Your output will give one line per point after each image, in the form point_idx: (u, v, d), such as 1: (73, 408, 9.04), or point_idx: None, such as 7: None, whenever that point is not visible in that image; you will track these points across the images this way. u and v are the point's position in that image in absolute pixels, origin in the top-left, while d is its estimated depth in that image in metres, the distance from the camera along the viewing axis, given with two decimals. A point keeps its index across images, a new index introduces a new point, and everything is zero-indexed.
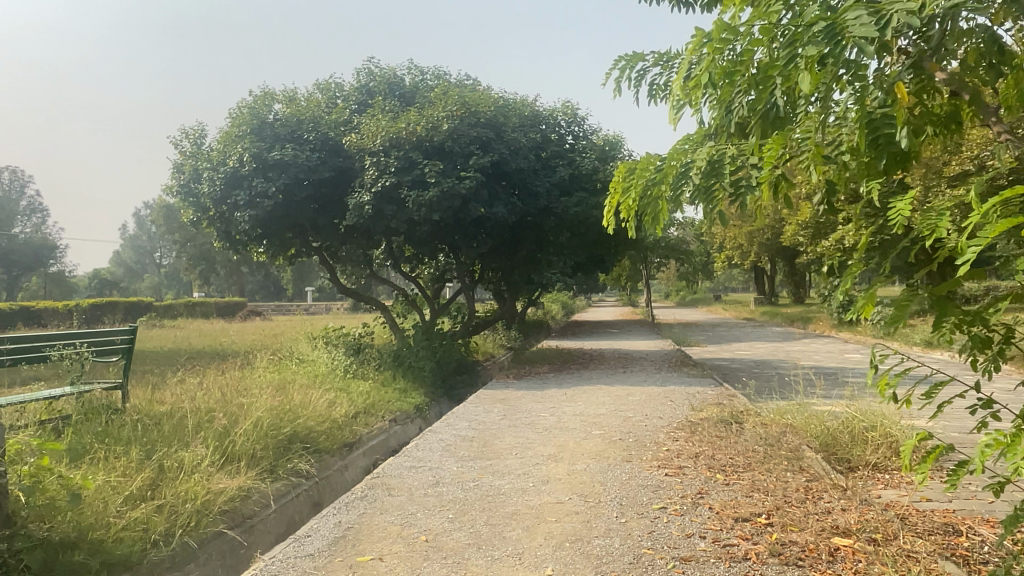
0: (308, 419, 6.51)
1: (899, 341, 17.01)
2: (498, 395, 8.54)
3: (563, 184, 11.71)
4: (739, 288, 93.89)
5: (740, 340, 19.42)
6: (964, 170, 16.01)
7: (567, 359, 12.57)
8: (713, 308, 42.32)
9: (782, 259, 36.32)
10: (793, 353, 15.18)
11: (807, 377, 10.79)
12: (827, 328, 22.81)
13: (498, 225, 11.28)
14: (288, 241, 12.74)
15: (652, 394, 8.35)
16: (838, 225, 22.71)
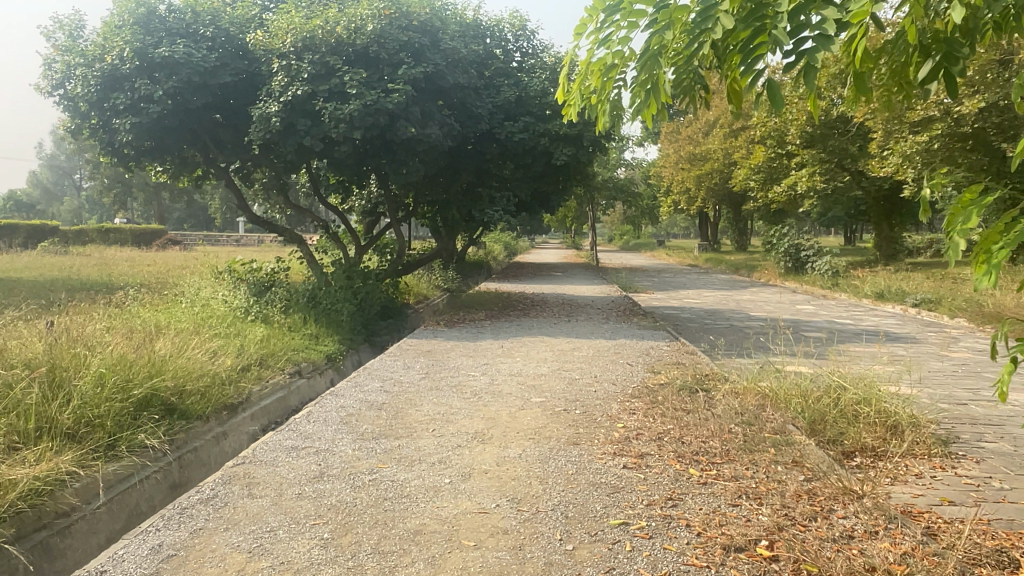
0: (176, 376, 5.22)
1: (848, 293, 16.45)
2: (423, 346, 7.36)
3: (508, 106, 10.35)
4: (680, 235, 94.54)
5: (686, 288, 18.64)
6: (929, 115, 15.27)
7: (505, 304, 11.41)
8: (656, 253, 41.77)
9: (728, 205, 35.81)
10: (743, 303, 14.42)
11: (765, 332, 9.92)
12: (772, 276, 22.30)
13: (432, 150, 9.89)
14: (190, 159, 11.13)
15: (600, 349, 7.27)
16: (791, 170, 22.01)
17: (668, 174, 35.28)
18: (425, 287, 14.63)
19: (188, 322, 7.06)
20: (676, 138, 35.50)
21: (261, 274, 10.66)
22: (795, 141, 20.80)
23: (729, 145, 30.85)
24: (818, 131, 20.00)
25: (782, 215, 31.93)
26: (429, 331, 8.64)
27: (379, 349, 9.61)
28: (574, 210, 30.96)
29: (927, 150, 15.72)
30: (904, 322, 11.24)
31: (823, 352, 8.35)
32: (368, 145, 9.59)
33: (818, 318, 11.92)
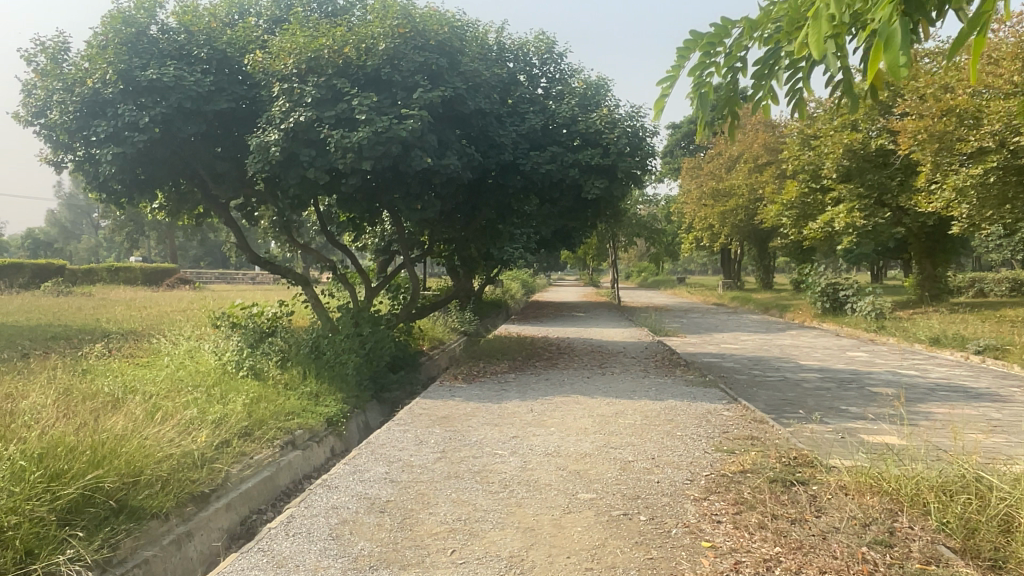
0: (131, 463, 4.20)
1: (898, 337, 15.18)
2: (439, 411, 6.26)
3: (534, 135, 9.36)
4: (698, 273, 93.21)
5: (719, 330, 17.44)
6: (982, 146, 14.14)
7: (528, 352, 10.27)
8: (678, 291, 40.51)
9: (753, 242, 34.62)
10: (786, 350, 13.20)
11: (826, 388, 8.73)
12: (807, 317, 21.05)
13: (451, 183, 8.90)
14: (187, 194, 10.23)
15: (648, 415, 6.12)
16: (826, 205, 20.92)
17: (690, 211, 34.24)
18: (441, 332, 13.57)
19: (165, 386, 6.06)
20: (698, 174, 34.58)
21: (261, 320, 9.68)
22: (830, 175, 19.76)
23: (754, 181, 29.83)
24: (854, 165, 19.16)
25: (811, 253, 30.69)
26: (445, 388, 7.52)
27: (389, 406, 8.52)
28: (594, 248, 29.95)
29: (983, 184, 14.37)
30: (979, 376, 9.95)
31: (905, 415, 7.13)
32: (379, 178, 8.61)
33: (877, 369, 10.69)
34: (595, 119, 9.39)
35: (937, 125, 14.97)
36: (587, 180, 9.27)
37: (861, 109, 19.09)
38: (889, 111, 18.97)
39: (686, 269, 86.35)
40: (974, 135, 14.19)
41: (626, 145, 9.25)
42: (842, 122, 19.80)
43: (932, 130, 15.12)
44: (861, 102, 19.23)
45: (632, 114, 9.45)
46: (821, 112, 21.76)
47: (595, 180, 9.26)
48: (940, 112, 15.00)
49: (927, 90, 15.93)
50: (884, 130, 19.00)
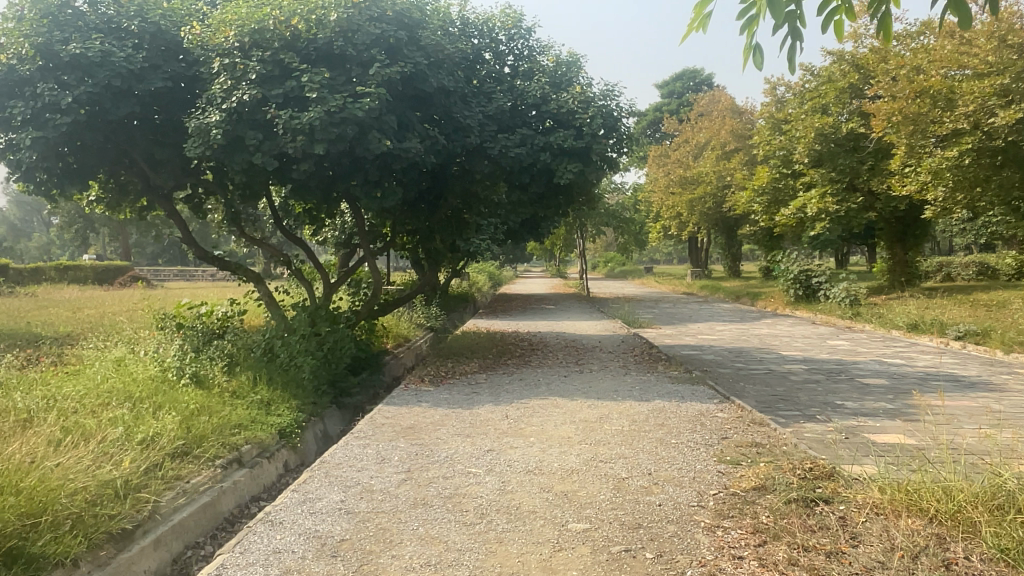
0: (31, 499, 3.49)
1: (875, 323, 14.93)
2: (404, 420, 5.61)
3: (502, 116, 8.72)
4: (663, 262, 93.44)
5: (693, 320, 17.06)
6: (957, 130, 13.99)
7: (499, 349, 9.64)
8: (647, 281, 40.26)
9: (721, 230, 34.45)
10: (765, 339, 12.79)
11: (815, 381, 8.26)
12: (780, 304, 20.81)
13: (413, 169, 8.22)
14: (126, 184, 9.41)
15: (636, 418, 5.57)
16: (797, 191, 20.70)
17: (658, 200, 33.91)
18: (406, 329, 12.87)
19: (90, 401, 5.31)
20: (666, 162, 34.27)
21: (209, 321, 8.90)
22: (801, 160, 19.52)
23: (722, 168, 29.56)
24: (825, 150, 18.92)
25: (779, 240, 30.58)
26: (411, 391, 6.85)
27: (348, 413, 7.83)
28: (563, 238, 29.42)
29: (959, 168, 14.03)
30: (966, 364, 9.61)
31: (905, 409, 6.68)
32: (335, 164, 7.90)
33: (861, 358, 10.30)
34: (567, 98, 8.78)
35: (910, 107, 14.69)
36: (560, 165, 8.66)
37: (832, 93, 18.83)
38: (859, 95, 18.73)
39: (653, 258, 86.51)
40: (949, 117, 13.87)
41: (600, 126, 8.65)
42: (813, 106, 19.52)
43: (905, 112, 14.83)
44: (832, 86, 18.98)
45: (606, 92, 8.86)
46: (790, 97, 21.50)
47: (568, 164, 8.65)
48: (914, 94, 14.72)
49: (900, 72, 15.67)
50: (855, 114, 18.76)
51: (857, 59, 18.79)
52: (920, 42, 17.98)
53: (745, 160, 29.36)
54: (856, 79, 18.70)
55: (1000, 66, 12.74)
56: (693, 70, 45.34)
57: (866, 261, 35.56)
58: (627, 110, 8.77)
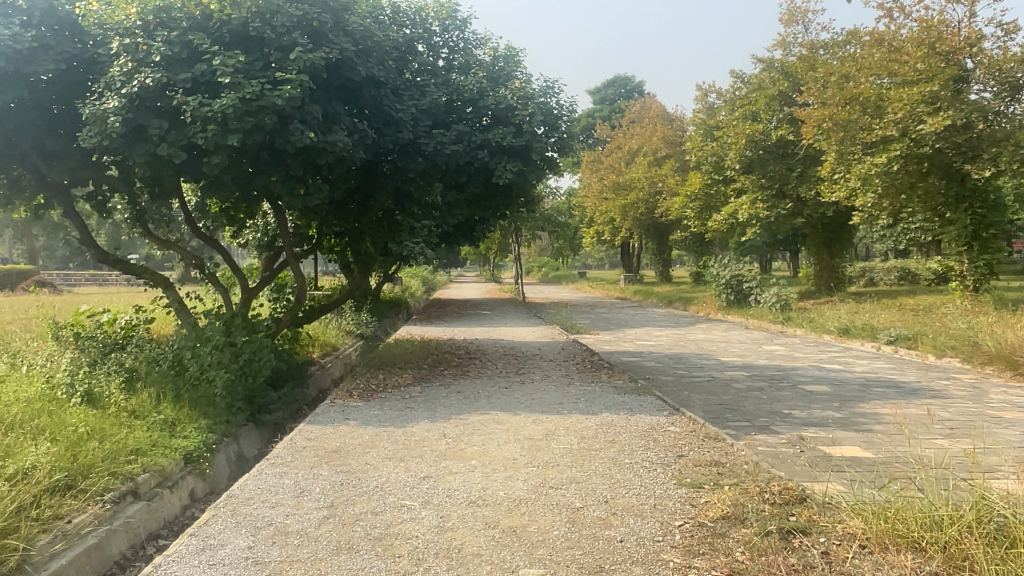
0: None
1: (807, 327, 15.07)
2: (329, 443, 5.03)
3: (438, 110, 8.20)
4: (594, 267, 94.30)
5: (629, 325, 16.89)
6: (886, 138, 14.40)
7: (433, 358, 9.11)
8: (580, 286, 40.25)
9: (652, 235, 34.73)
10: (702, 345, 12.65)
11: (760, 389, 8.05)
12: (712, 309, 20.93)
13: (341, 166, 7.64)
14: (15, 179, 8.47)
15: (583, 434, 5.15)
16: (729, 196, 20.91)
17: (591, 205, 33.86)
18: (334, 337, 12.17)
19: None
20: (599, 168, 34.27)
21: (109, 331, 8.06)
22: (733, 166, 19.70)
23: (654, 174, 29.72)
24: (756, 156, 19.11)
25: (709, 245, 31.01)
26: (340, 408, 6.25)
27: (265, 433, 7.16)
28: (496, 242, 29.01)
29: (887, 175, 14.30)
30: (903, 369, 9.62)
31: (854, 418, 6.49)
32: (252, 157, 7.25)
33: (799, 364, 10.22)
34: (506, 93, 8.32)
35: (840, 114, 14.93)
36: (498, 163, 8.20)
37: (762, 100, 19.03)
38: (789, 103, 18.97)
39: (585, 263, 86.98)
40: (880, 125, 14.26)
41: (540, 124, 8.22)
42: (744, 113, 19.70)
43: (836, 119, 15.05)
44: (762, 93, 19.17)
45: (546, 89, 8.45)
46: (721, 104, 21.67)
47: (507, 163, 8.18)
48: (844, 101, 14.96)
49: (829, 80, 15.92)
50: (784, 121, 19.00)
51: (786, 67, 19.05)
52: (846, 52, 18.36)
53: (676, 166, 29.60)
54: (786, 87, 18.94)
55: (929, 74, 13.52)
56: (624, 77, 45.72)
57: (791, 266, 36.45)
58: (570, 106, 8.36)
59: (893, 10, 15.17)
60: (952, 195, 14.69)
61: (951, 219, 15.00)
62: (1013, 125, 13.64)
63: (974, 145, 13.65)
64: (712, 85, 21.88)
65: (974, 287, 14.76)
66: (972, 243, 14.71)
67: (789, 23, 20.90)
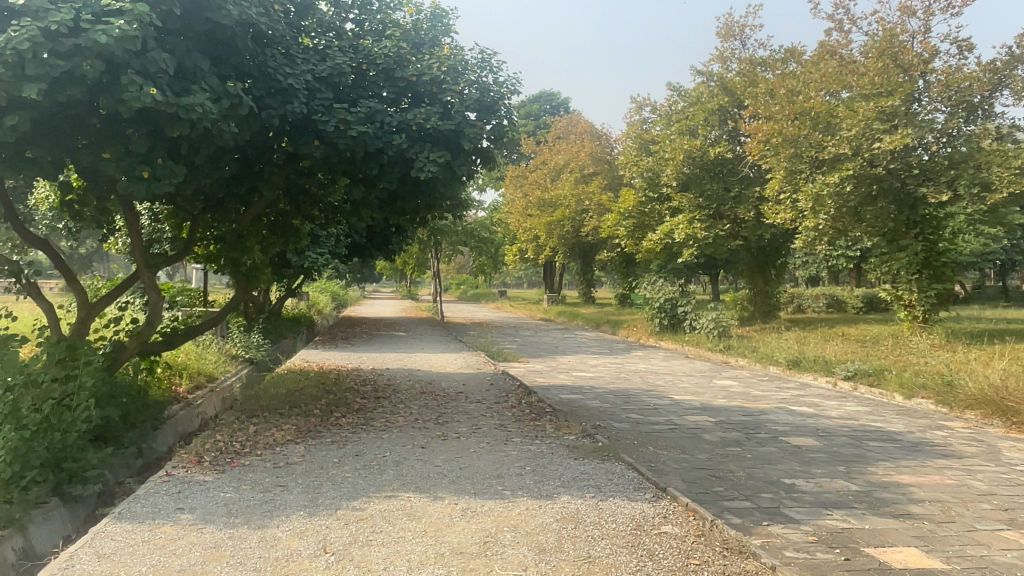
0: None
1: (751, 357, 13.94)
2: (130, 568, 3.09)
3: (341, 79, 6.35)
4: (512, 285, 93.03)
5: (559, 351, 15.34)
6: (836, 158, 13.56)
7: (331, 398, 7.18)
8: (501, 305, 38.69)
9: (577, 255, 33.55)
10: (646, 378, 11.18)
11: (736, 443, 6.54)
12: (643, 334, 19.69)
13: (207, 145, 5.70)
14: None
15: (543, 540, 3.43)
16: (663, 215, 19.82)
17: (514, 222, 32.33)
18: (211, 365, 10.02)
19: None
20: (523, 184, 32.83)
21: None
22: (670, 183, 18.56)
23: (581, 191, 28.50)
24: (694, 173, 18.02)
25: (636, 266, 30.03)
26: (181, 485, 4.27)
27: (80, 513, 5.00)
28: (413, 258, 27.04)
29: (839, 193, 13.40)
30: (885, 416, 8.37)
31: (877, 494, 5.02)
32: (76, 123, 5.24)
33: (763, 406, 8.86)
34: (430, 63, 6.53)
35: (789, 129, 13.93)
36: (419, 152, 6.39)
37: (701, 114, 18.00)
38: (728, 119, 17.99)
39: (504, 282, 85.56)
40: (831, 141, 13.40)
41: (472, 103, 6.49)
42: (681, 127, 18.60)
43: (785, 134, 14.07)
44: (701, 107, 18.15)
45: (481, 62, 6.73)
46: (656, 118, 20.59)
47: (430, 152, 6.37)
48: (793, 115, 13.96)
49: (775, 94, 15.00)
50: (723, 138, 18.04)
51: (726, 81, 18.12)
52: (787, 69, 17.57)
53: (604, 183, 28.51)
54: (726, 101, 17.96)
55: (887, 89, 12.90)
56: (549, 92, 44.72)
57: (714, 290, 36.06)
58: (512, 84, 6.62)
59: (843, 22, 14.34)
60: (903, 221, 14.00)
61: (901, 246, 14.33)
62: (968, 146, 12.93)
63: (932, 170, 13.17)
64: (646, 98, 20.76)
65: (922, 318, 13.99)
66: (922, 271, 14.01)
67: (726, 37, 20.02)
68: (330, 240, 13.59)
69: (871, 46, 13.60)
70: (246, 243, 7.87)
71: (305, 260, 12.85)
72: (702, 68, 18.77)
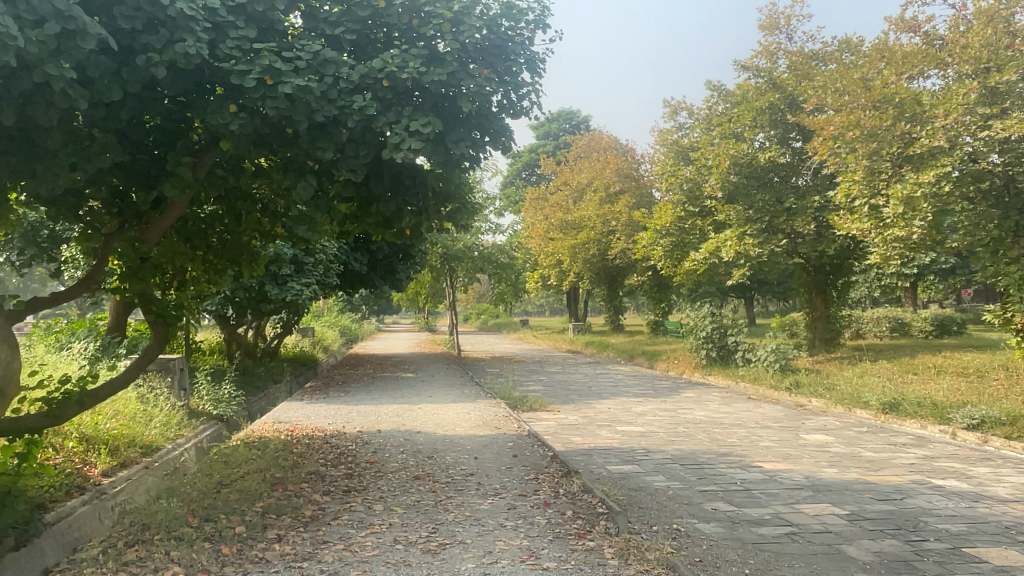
0: None
1: (829, 399, 11.44)
2: None
3: (274, 13, 4.13)
4: (534, 313, 90.52)
5: (595, 392, 12.96)
6: (923, 154, 11.19)
7: (275, 496, 4.83)
8: (523, 335, 36.27)
9: (604, 280, 31.16)
10: (712, 432, 8.73)
11: (906, 565, 4.13)
12: (686, 367, 17.21)
13: (42, 108, 3.53)
14: None
15: None
16: (706, 230, 17.46)
17: (535, 247, 30.02)
18: (151, 432, 7.76)
19: None
20: (543, 206, 30.64)
21: None
22: (714, 195, 16.24)
23: (607, 211, 26.23)
24: (741, 181, 15.70)
25: (669, 291, 27.57)
26: None
27: None
28: (426, 288, 24.79)
29: (937, 195, 10.96)
30: None
31: None
32: None
33: (892, 480, 6.38)
34: None
35: (869, 119, 11.63)
36: (394, 122, 4.16)
37: (748, 114, 15.76)
38: (780, 118, 15.72)
39: (525, 310, 83.22)
40: (922, 133, 11.07)
41: (477, 43, 4.23)
42: (723, 131, 16.38)
43: (863, 127, 11.75)
44: (747, 106, 15.91)
45: None
46: (693, 123, 18.34)
47: (412, 120, 4.13)
48: (872, 103, 11.82)
49: (843, 83, 12.74)
50: (772, 140, 15.85)
51: (774, 77, 15.94)
52: (846, 59, 15.27)
53: (631, 202, 26.25)
54: (777, 98, 15.66)
55: (995, 65, 10.58)
56: (568, 110, 42.68)
57: (752, 316, 33.43)
58: (534, 14, 4.36)
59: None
60: (1010, 227, 11.36)
61: (1009, 258, 11.74)
62: None
63: None
64: (680, 103, 18.54)
65: None
66: None
67: (770, 31, 17.75)
68: (318, 268, 11.43)
69: (963, 20, 11.41)
70: (150, 270, 5.22)
71: (287, 292, 10.85)
72: (745, 64, 16.56)
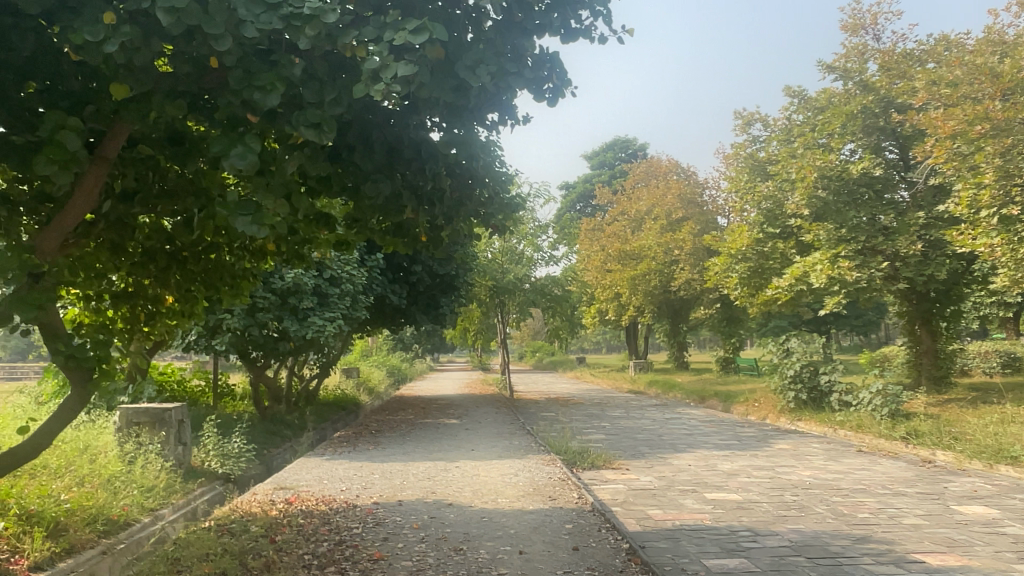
0: None
1: (963, 453, 9.24)
2: None
3: None
4: (592, 350, 87.99)
5: (668, 443, 11.00)
6: None
7: None
8: (581, 375, 34.18)
9: (667, 315, 29.04)
10: (832, 503, 6.73)
11: None
12: (771, 411, 15.00)
13: None
14: None
15: None
16: (789, 254, 15.37)
17: (592, 280, 28.17)
18: (118, 503, 6.08)
19: None
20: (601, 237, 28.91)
21: None
22: (799, 213, 14.18)
23: (669, 239, 24.34)
24: (831, 198, 13.61)
25: (738, 326, 25.28)
26: None
27: None
28: (475, 324, 23.19)
29: None
30: None
31: None
32: None
33: None
34: None
35: (1001, 111, 9.63)
36: (371, 39, 2.65)
37: (836, 121, 13.80)
38: (874, 124, 13.72)
39: (582, 347, 80.85)
40: None
41: None
42: (806, 142, 14.42)
43: (993, 120, 9.74)
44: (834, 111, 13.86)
45: None
46: (769, 136, 16.43)
47: (398, 30, 2.60)
48: (1001, 93, 9.80)
49: (958, 73, 10.75)
50: (865, 150, 13.83)
51: (864, 79, 14.01)
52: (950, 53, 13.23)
53: (696, 229, 24.29)
54: (869, 101, 13.65)
55: None
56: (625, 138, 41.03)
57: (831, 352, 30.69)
58: None
59: None
60: None
61: None
62: None
63: None
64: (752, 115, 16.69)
65: None
66: None
67: (854, 31, 15.82)
68: (344, 301, 9.99)
69: None
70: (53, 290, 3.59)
71: (308, 328, 9.37)
72: (830, 66, 14.67)
